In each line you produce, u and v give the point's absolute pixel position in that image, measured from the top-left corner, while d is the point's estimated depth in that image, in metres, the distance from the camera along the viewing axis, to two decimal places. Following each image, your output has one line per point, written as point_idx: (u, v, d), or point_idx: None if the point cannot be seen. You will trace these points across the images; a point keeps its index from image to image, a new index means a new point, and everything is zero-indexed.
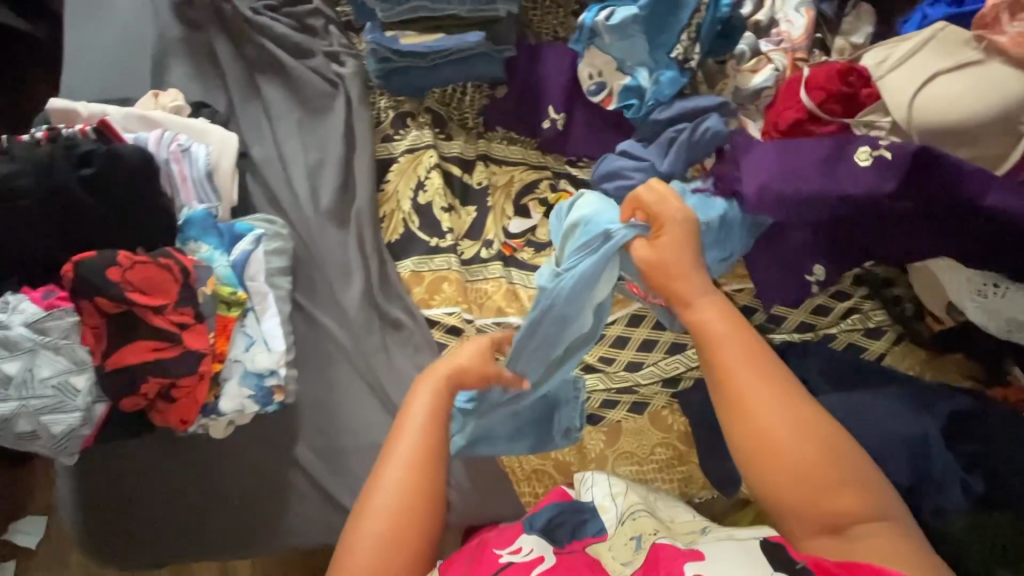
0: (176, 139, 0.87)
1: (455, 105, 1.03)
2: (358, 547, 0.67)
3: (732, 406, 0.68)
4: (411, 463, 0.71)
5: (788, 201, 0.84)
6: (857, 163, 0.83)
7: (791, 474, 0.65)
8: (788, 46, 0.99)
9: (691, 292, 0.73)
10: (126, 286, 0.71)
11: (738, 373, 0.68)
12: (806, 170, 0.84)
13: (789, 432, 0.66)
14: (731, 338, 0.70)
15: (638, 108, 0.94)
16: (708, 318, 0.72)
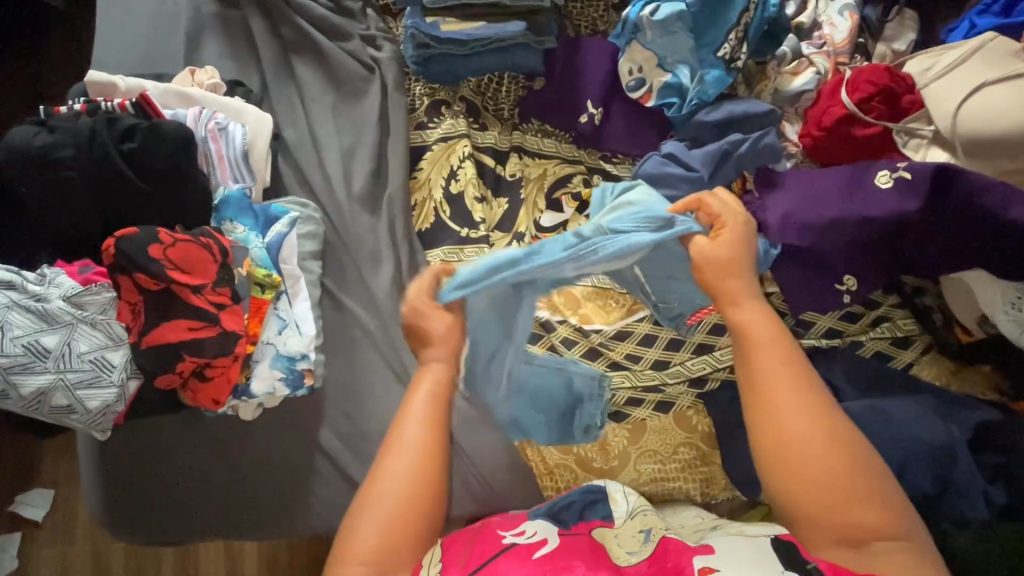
0: (214, 117, 0.86)
1: (490, 96, 1.02)
2: (364, 525, 0.68)
3: (770, 408, 0.67)
4: (420, 446, 0.70)
5: (812, 227, 0.88)
6: (880, 185, 0.87)
7: (813, 481, 0.65)
8: (830, 50, 0.98)
9: (739, 294, 0.72)
10: (168, 264, 0.70)
11: (777, 378, 0.68)
12: (830, 194, 0.89)
13: (820, 441, 0.65)
14: (773, 343, 0.69)
15: (679, 107, 0.94)
16: (753, 321, 0.71)
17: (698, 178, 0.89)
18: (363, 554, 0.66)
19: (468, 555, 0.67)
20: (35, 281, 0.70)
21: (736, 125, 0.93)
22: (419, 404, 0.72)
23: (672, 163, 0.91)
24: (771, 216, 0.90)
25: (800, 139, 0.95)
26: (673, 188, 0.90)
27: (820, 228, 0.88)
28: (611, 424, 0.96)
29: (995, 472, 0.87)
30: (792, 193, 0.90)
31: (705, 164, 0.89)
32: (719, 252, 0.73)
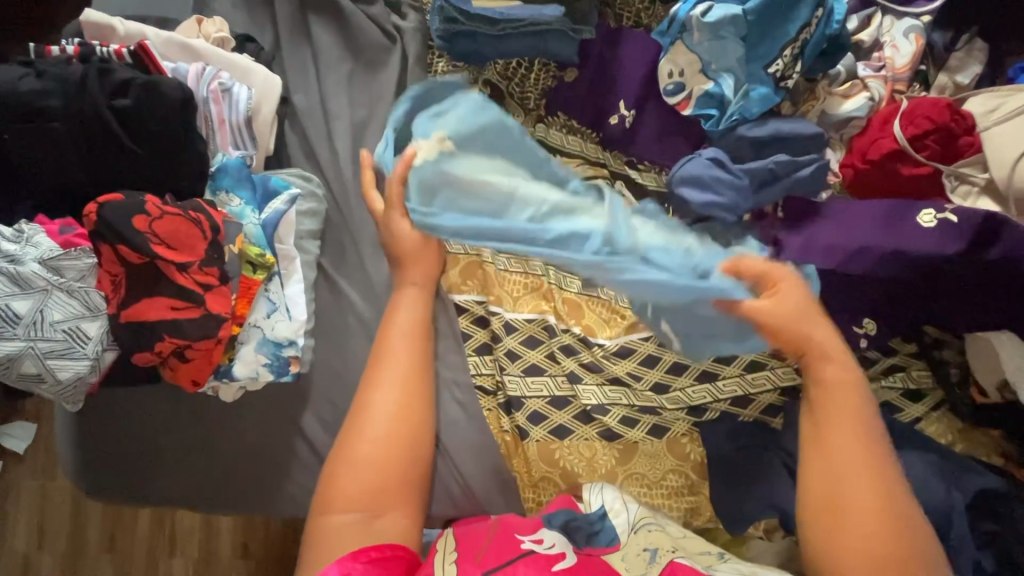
0: (219, 76, 0.80)
1: (517, 81, 0.95)
2: (352, 462, 0.73)
3: (827, 460, 0.73)
4: (401, 378, 0.78)
5: (838, 251, 0.83)
6: (922, 224, 0.81)
7: (850, 533, 0.70)
8: (888, 75, 0.91)
9: (828, 350, 0.75)
10: (152, 238, 0.65)
11: (840, 437, 0.73)
12: (867, 227, 0.83)
13: (872, 509, 0.70)
14: (844, 402, 0.74)
15: (717, 121, 0.87)
16: (835, 374, 0.75)
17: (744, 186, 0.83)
18: (349, 499, 0.71)
19: (486, 550, 0.70)
20: (11, 238, 0.66)
21: (779, 147, 0.86)
22: (394, 349, 0.79)
23: (720, 167, 0.85)
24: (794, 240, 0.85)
25: (842, 170, 0.89)
26: (717, 194, 0.83)
27: (844, 256, 0.83)
28: (602, 442, 0.91)
29: (988, 540, 0.83)
30: (827, 221, 0.85)
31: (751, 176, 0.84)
32: (791, 304, 0.74)
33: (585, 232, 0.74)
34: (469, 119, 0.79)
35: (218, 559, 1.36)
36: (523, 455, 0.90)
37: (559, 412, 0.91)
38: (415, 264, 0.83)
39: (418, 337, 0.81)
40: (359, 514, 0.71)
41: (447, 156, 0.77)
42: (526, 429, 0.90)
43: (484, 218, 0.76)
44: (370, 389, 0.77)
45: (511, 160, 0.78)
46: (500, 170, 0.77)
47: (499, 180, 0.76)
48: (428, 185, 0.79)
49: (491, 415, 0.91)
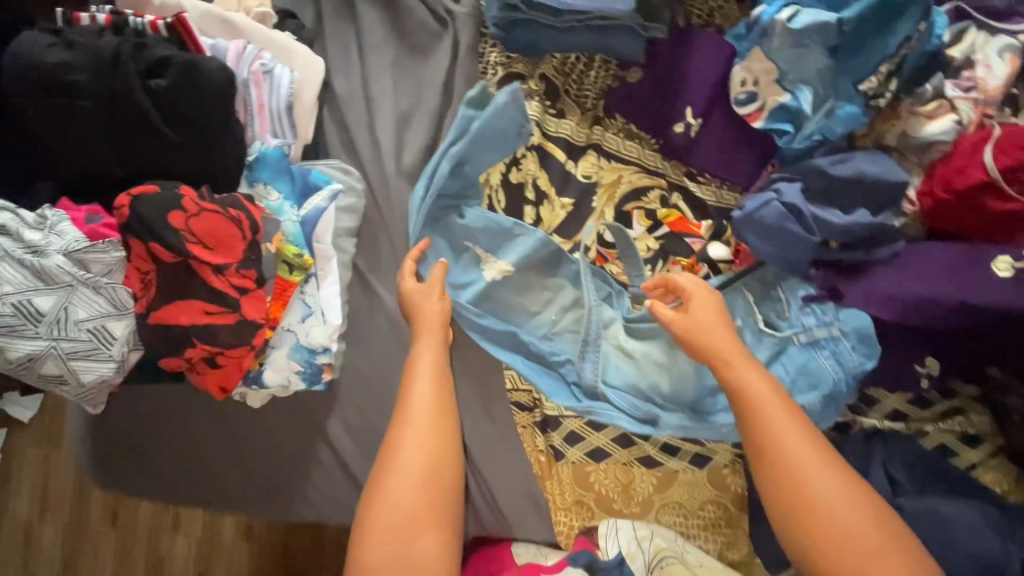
0: (260, 56, 0.73)
1: (575, 78, 0.89)
2: (384, 497, 0.69)
3: (775, 462, 0.68)
4: (428, 405, 0.75)
5: (897, 301, 0.77)
6: (995, 272, 0.73)
7: (853, 545, 0.63)
8: (979, 97, 0.82)
9: (735, 359, 0.73)
10: (188, 237, 0.60)
11: (780, 433, 0.68)
12: (935, 275, 0.76)
13: (836, 499, 0.65)
14: (768, 401, 0.70)
15: (791, 138, 0.81)
16: (754, 384, 0.71)
17: (811, 241, 0.79)
18: (381, 532, 0.67)
19: None
20: (33, 225, 0.61)
21: (859, 187, 0.79)
22: (421, 394, 0.75)
23: (793, 216, 0.79)
24: (851, 288, 0.80)
25: (919, 198, 0.83)
26: (779, 246, 0.80)
27: (900, 309, 0.77)
28: (641, 468, 0.87)
29: None
30: (888, 272, 0.79)
31: (823, 228, 0.78)
32: (704, 308, 0.77)
33: (571, 366, 0.84)
34: (530, 251, 0.84)
35: (220, 541, 1.31)
36: (557, 478, 0.86)
37: (597, 433, 0.86)
38: (425, 313, 0.79)
39: (443, 381, 0.77)
40: (391, 545, 0.67)
41: (495, 277, 0.84)
42: (562, 450, 0.86)
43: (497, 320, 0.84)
44: (398, 425, 0.74)
45: (553, 296, 0.85)
46: (532, 296, 0.85)
47: (540, 305, 0.85)
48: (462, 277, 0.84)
49: (525, 436, 0.86)
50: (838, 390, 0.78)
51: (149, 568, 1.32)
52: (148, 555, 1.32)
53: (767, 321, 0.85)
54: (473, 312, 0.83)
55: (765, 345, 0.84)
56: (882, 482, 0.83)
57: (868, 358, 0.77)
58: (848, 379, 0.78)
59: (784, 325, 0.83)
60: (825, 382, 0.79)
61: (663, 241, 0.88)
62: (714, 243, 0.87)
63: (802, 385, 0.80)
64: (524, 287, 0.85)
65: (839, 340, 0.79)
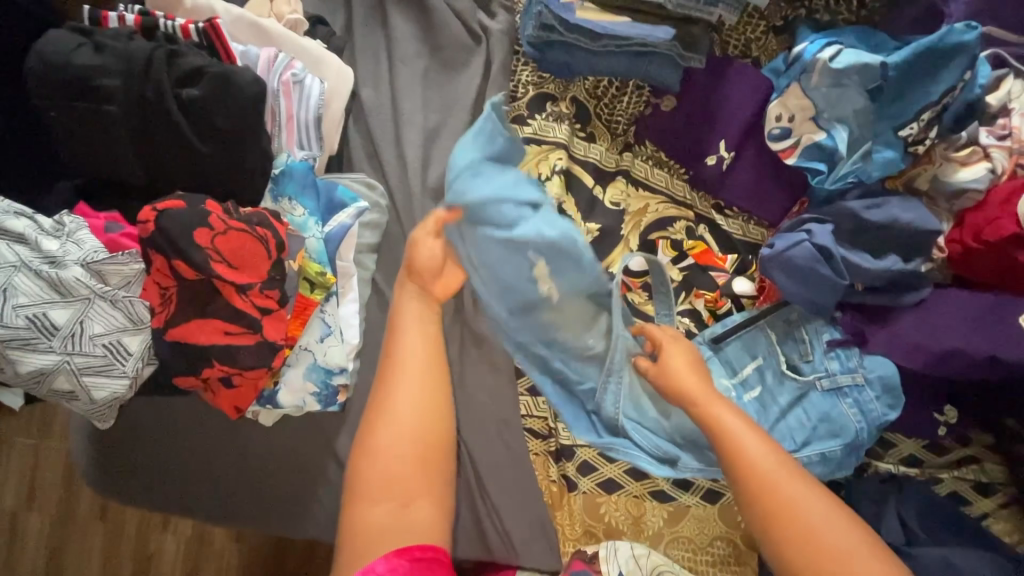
0: (290, 66, 0.71)
1: (606, 102, 0.88)
2: (376, 454, 0.66)
3: (747, 483, 0.68)
4: (421, 355, 0.71)
5: (922, 353, 0.77)
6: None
7: (828, 550, 0.63)
8: (1014, 146, 0.81)
9: (702, 391, 0.74)
10: (213, 256, 0.58)
11: (751, 451, 0.69)
12: (964, 327, 0.76)
13: (807, 508, 0.65)
14: (735, 426, 0.71)
15: (825, 177, 0.80)
16: (724, 417, 0.72)
17: (840, 287, 0.78)
18: (374, 490, 0.65)
19: None
20: (51, 232, 0.59)
21: (888, 234, 0.79)
22: (413, 350, 0.72)
23: (823, 258, 0.78)
24: (876, 334, 0.81)
25: (948, 245, 0.82)
26: (808, 290, 0.79)
27: (927, 360, 0.77)
28: (652, 501, 0.85)
29: None
30: (912, 320, 0.79)
31: (852, 274, 0.79)
32: (677, 354, 0.77)
33: (593, 397, 0.83)
34: (581, 283, 0.80)
35: (211, 537, 1.28)
36: (568, 508, 0.84)
37: (609, 465, 0.85)
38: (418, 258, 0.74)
39: (430, 328, 0.73)
40: (384, 505, 0.65)
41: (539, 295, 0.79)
42: (574, 480, 0.84)
43: (534, 333, 0.81)
44: (386, 378, 0.70)
45: (591, 319, 0.83)
46: (573, 323, 0.82)
47: (576, 332, 0.82)
48: (508, 285, 0.78)
49: (538, 465, 0.85)
50: (860, 438, 0.78)
51: (136, 565, 1.29)
52: (136, 552, 1.29)
53: (790, 364, 0.83)
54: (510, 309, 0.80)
55: (787, 389, 0.83)
56: (895, 532, 0.83)
57: (891, 408, 0.78)
58: (870, 428, 0.78)
59: (807, 368, 0.82)
60: (845, 426, 0.79)
61: (686, 272, 0.87)
62: (739, 277, 0.86)
63: (826, 431, 0.80)
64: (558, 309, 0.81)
65: (862, 388, 0.79)
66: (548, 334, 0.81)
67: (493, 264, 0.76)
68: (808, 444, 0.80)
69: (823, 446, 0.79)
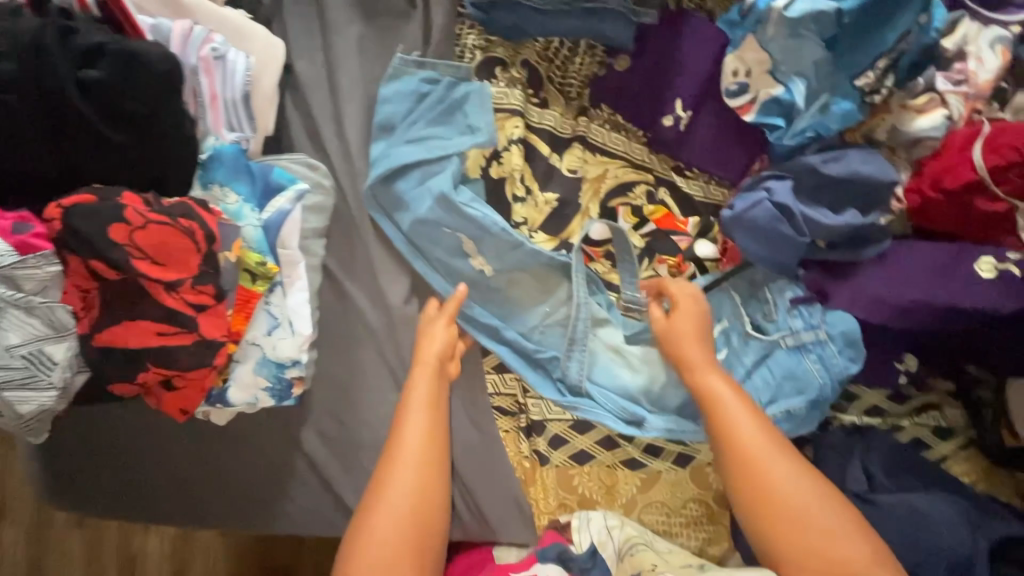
0: (210, 39, 0.66)
1: (558, 64, 0.84)
2: (393, 479, 0.71)
3: (737, 462, 0.71)
4: (426, 385, 0.75)
5: (883, 306, 0.77)
6: (980, 274, 0.74)
7: (808, 529, 0.67)
8: (968, 92, 0.80)
9: (701, 362, 0.75)
10: (133, 252, 0.54)
11: (742, 428, 0.72)
12: (922, 279, 0.76)
13: (791, 489, 0.69)
14: (731, 402, 0.73)
15: (782, 133, 0.78)
16: (722, 391, 0.73)
17: (802, 244, 0.78)
18: (387, 514, 0.69)
19: None
20: None
21: (845, 188, 0.78)
22: (420, 377, 0.75)
23: (784, 217, 0.77)
24: (839, 291, 0.80)
25: (907, 195, 0.81)
26: (771, 248, 0.78)
27: (887, 314, 0.78)
28: (624, 470, 0.85)
29: None
30: (875, 275, 0.79)
31: (816, 232, 0.77)
32: (683, 319, 0.77)
33: (558, 363, 0.81)
34: (525, 259, 0.79)
35: (194, 536, 1.25)
36: (541, 483, 0.84)
37: (581, 436, 0.84)
38: (429, 349, 0.76)
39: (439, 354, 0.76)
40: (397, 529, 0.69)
41: (473, 272, 0.79)
42: (546, 454, 0.84)
43: (484, 303, 0.81)
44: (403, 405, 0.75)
45: (552, 287, 0.81)
46: (533, 288, 0.81)
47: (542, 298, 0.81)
48: (445, 265, 0.80)
49: (508, 442, 0.84)
50: (823, 394, 0.79)
51: (121, 568, 1.26)
52: (120, 555, 1.26)
53: (754, 323, 0.84)
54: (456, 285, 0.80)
55: (752, 349, 0.83)
56: (859, 481, 0.85)
57: (853, 361, 0.79)
58: (833, 383, 0.79)
59: (771, 328, 0.82)
60: (810, 384, 0.79)
61: (649, 238, 0.85)
62: (701, 240, 0.85)
63: (790, 386, 0.80)
64: (505, 285, 0.80)
65: (825, 343, 0.80)
66: (498, 308, 0.81)
67: (433, 237, 0.79)
68: (774, 403, 0.81)
69: (786, 403, 0.80)
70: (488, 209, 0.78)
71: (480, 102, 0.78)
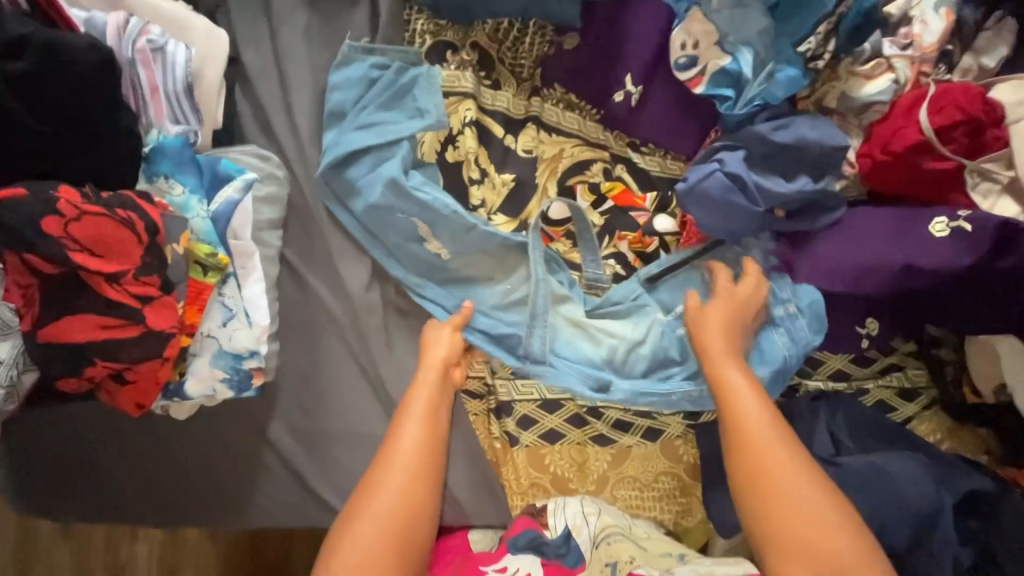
0: (147, 31, 0.65)
1: (508, 45, 0.83)
2: (381, 480, 0.69)
3: (742, 445, 0.71)
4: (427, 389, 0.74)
5: (845, 273, 0.78)
6: (934, 233, 0.75)
7: (802, 516, 0.67)
8: (914, 55, 0.81)
9: (719, 346, 0.76)
10: (70, 244, 0.54)
11: (749, 413, 0.72)
12: (880, 243, 0.77)
13: (790, 477, 0.69)
14: (745, 387, 0.74)
15: (733, 103, 0.79)
16: (736, 380, 0.74)
17: (756, 212, 0.78)
18: (375, 513, 0.67)
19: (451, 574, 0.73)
20: None
21: (796, 155, 0.78)
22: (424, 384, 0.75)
23: (737, 187, 0.78)
24: (801, 262, 0.82)
25: (859, 160, 0.81)
26: (725, 220, 0.79)
27: (849, 279, 0.78)
28: (595, 446, 0.85)
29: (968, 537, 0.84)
30: (829, 243, 0.80)
31: (769, 200, 0.78)
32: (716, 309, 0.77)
33: (518, 339, 0.81)
34: (483, 242, 0.79)
35: (182, 542, 1.22)
36: (512, 463, 0.84)
37: (551, 415, 0.84)
38: (434, 355, 0.77)
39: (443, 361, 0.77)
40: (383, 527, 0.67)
41: (430, 256, 0.80)
42: (515, 435, 0.84)
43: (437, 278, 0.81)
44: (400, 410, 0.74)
45: (511, 265, 0.81)
46: (489, 266, 0.81)
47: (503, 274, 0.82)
48: (399, 252, 0.80)
49: (478, 424, 0.85)
50: (787, 363, 0.81)
51: None
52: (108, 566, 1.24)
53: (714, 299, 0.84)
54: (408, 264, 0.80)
55: None
56: (826, 446, 0.86)
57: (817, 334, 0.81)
58: (798, 355, 0.81)
59: None
60: (775, 357, 0.81)
61: (608, 216, 0.85)
62: (660, 214, 0.85)
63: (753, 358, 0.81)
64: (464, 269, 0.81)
65: (795, 317, 0.81)
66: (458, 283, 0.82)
67: (389, 220, 0.78)
68: None
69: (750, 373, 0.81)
70: (440, 191, 0.78)
71: (429, 87, 0.78)
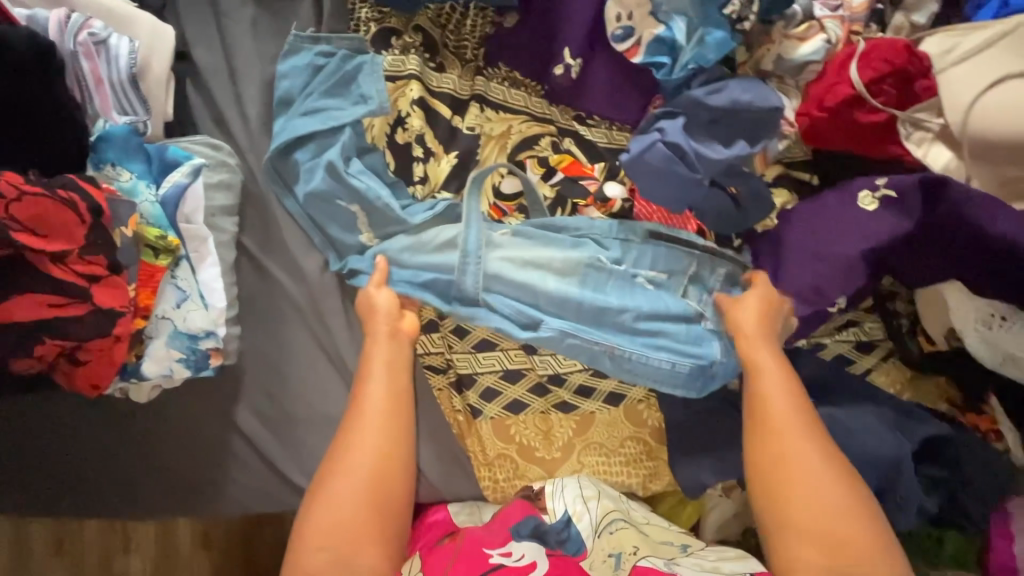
0: (88, 25, 0.68)
1: (451, 28, 0.87)
2: (355, 451, 0.73)
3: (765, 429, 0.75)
4: (388, 363, 0.77)
5: (804, 252, 0.81)
6: (865, 206, 0.80)
7: (815, 499, 0.71)
8: (845, 15, 0.84)
9: (755, 333, 0.78)
10: (12, 226, 0.56)
11: (774, 400, 0.76)
12: (826, 223, 0.81)
13: (808, 464, 0.73)
14: (778, 376, 0.77)
15: (669, 69, 0.81)
16: (766, 366, 0.77)
17: (696, 180, 0.79)
18: (351, 483, 0.72)
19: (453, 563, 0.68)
20: None
21: (734, 116, 0.80)
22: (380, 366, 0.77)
23: (678, 157, 0.79)
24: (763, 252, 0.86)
25: (798, 119, 0.83)
26: (667, 187, 0.80)
27: (804, 256, 0.82)
28: (558, 414, 0.87)
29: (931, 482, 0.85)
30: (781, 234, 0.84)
31: (708, 167, 0.79)
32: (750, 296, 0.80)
33: (448, 280, 0.80)
34: (403, 237, 0.80)
35: (176, 550, 1.18)
36: (478, 435, 0.86)
37: (513, 386, 0.86)
38: (378, 315, 0.79)
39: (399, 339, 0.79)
40: (363, 496, 0.72)
41: (362, 246, 0.82)
42: (479, 407, 0.85)
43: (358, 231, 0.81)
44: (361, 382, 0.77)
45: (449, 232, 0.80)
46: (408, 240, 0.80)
47: (436, 236, 0.80)
48: (337, 241, 0.82)
49: (442, 398, 0.86)
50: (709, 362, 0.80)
51: None
52: None
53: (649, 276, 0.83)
54: (336, 222, 0.81)
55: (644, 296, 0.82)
56: None
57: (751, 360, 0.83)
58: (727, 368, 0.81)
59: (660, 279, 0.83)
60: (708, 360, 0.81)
61: (559, 188, 0.86)
62: (610, 182, 0.86)
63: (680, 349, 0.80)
64: (388, 239, 0.81)
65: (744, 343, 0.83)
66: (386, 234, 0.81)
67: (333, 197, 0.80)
68: (662, 351, 0.80)
69: (677, 357, 0.80)
70: (375, 181, 0.81)
71: (372, 74, 0.81)
